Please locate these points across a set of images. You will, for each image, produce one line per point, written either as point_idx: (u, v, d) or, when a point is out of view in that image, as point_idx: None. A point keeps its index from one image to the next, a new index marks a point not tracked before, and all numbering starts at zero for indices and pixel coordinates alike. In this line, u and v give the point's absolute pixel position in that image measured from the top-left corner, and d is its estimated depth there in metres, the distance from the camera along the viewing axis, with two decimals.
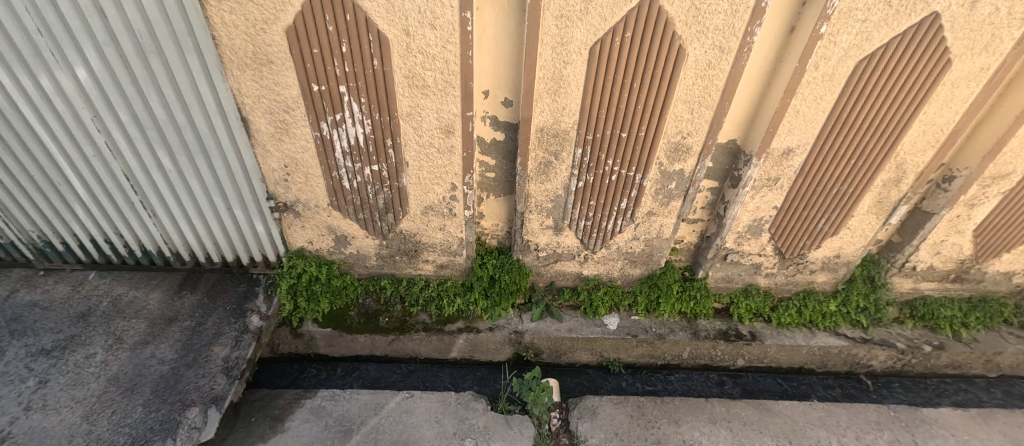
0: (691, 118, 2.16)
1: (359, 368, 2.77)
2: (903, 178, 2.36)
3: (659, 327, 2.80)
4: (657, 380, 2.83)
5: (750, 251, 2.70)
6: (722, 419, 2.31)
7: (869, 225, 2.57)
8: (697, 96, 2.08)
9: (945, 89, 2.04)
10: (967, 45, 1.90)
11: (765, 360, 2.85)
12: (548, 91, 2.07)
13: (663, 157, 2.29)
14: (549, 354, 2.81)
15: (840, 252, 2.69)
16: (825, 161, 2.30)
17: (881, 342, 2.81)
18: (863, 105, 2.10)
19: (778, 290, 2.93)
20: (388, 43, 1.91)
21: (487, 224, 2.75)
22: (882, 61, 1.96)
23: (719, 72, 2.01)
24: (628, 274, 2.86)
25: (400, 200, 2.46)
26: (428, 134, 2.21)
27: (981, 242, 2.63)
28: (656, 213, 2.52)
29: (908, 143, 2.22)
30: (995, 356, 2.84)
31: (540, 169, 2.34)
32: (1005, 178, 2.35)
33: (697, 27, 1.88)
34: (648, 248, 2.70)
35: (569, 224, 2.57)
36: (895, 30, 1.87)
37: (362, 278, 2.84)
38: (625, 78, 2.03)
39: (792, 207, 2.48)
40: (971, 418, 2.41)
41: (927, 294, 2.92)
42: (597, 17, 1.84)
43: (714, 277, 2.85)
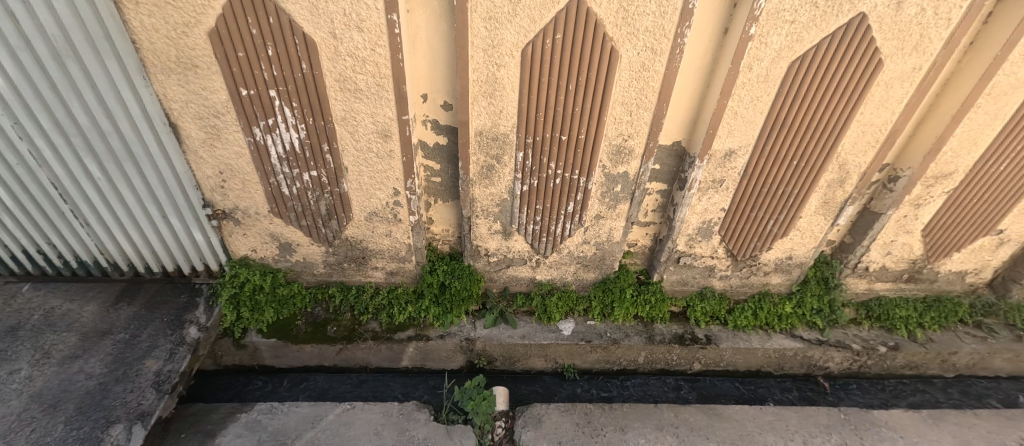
0: (631, 120, 2.14)
1: (307, 379, 2.69)
2: (847, 179, 2.36)
3: (614, 332, 2.76)
4: (613, 386, 2.79)
5: (702, 253, 2.68)
6: (669, 424, 2.27)
7: (818, 227, 2.56)
8: (634, 98, 2.07)
9: (879, 89, 2.04)
10: (896, 45, 1.90)
11: (722, 363, 2.82)
12: (483, 94, 2.05)
13: (606, 159, 2.27)
14: (503, 361, 2.76)
15: (792, 254, 2.69)
16: (767, 163, 2.29)
17: (837, 343, 2.79)
18: (799, 106, 2.10)
19: (734, 292, 2.91)
20: (315, 46, 1.87)
21: (437, 229, 2.70)
22: (815, 62, 1.96)
23: (653, 74, 2.00)
24: (582, 279, 2.83)
25: (342, 206, 2.41)
26: (366, 139, 2.17)
27: (931, 242, 2.63)
28: (605, 216, 2.50)
29: (848, 144, 2.22)
30: (950, 356, 2.82)
31: (482, 173, 2.30)
32: (948, 177, 2.35)
33: (627, 29, 1.86)
34: (600, 252, 2.67)
35: (517, 228, 2.54)
36: (824, 30, 1.87)
37: (310, 286, 2.78)
38: (561, 81, 2.01)
39: (739, 209, 2.48)
40: (921, 419, 2.39)
41: (881, 294, 2.93)
42: (526, 19, 1.82)
43: (668, 280, 2.83)
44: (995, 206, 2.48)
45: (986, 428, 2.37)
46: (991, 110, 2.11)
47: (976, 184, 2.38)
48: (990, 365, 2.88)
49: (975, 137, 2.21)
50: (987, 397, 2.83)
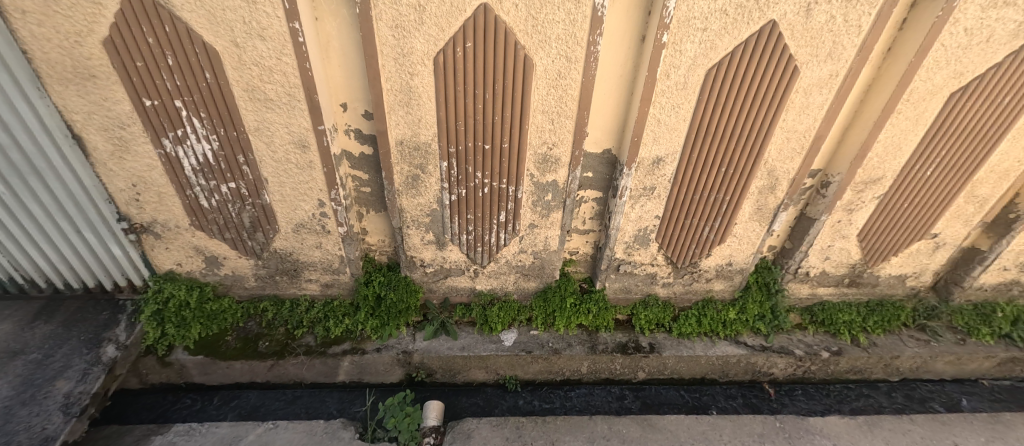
0: (553, 129, 2.11)
1: (239, 397, 2.61)
2: (777, 185, 2.35)
3: (556, 342, 2.71)
4: (556, 397, 2.74)
5: (642, 261, 2.65)
6: (601, 437, 2.23)
7: (754, 232, 2.55)
8: (553, 106, 2.04)
9: (799, 96, 2.04)
10: (810, 52, 1.91)
11: (666, 371, 2.79)
12: (399, 103, 2.00)
13: (533, 168, 2.24)
14: (443, 373, 2.69)
15: (731, 260, 2.67)
16: (695, 170, 2.28)
17: (781, 349, 2.77)
18: (721, 113, 2.09)
19: (678, 300, 2.89)
20: (217, 55, 1.81)
21: (372, 239, 2.64)
22: (731, 69, 1.96)
23: (570, 82, 1.97)
24: (523, 288, 2.79)
25: (267, 218, 2.34)
26: (282, 150, 2.10)
27: (868, 246, 2.63)
28: (539, 225, 2.45)
29: (774, 150, 2.22)
30: (893, 360, 2.82)
31: (408, 183, 2.25)
32: (877, 182, 2.35)
33: (538, 37, 1.84)
34: (538, 260, 2.62)
35: (450, 238, 2.48)
36: (736, 38, 1.87)
37: (243, 300, 2.71)
38: (478, 89, 1.97)
39: (674, 216, 2.45)
40: (856, 426, 2.37)
41: (825, 299, 2.92)
42: (434, 27, 1.79)
43: (611, 288, 2.80)
44: (927, 211, 2.48)
45: (920, 433, 2.35)
46: (912, 115, 2.12)
47: (906, 189, 2.38)
48: (933, 368, 2.88)
49: (899, 143, 2.21)
50: (930, 400, 2.83)
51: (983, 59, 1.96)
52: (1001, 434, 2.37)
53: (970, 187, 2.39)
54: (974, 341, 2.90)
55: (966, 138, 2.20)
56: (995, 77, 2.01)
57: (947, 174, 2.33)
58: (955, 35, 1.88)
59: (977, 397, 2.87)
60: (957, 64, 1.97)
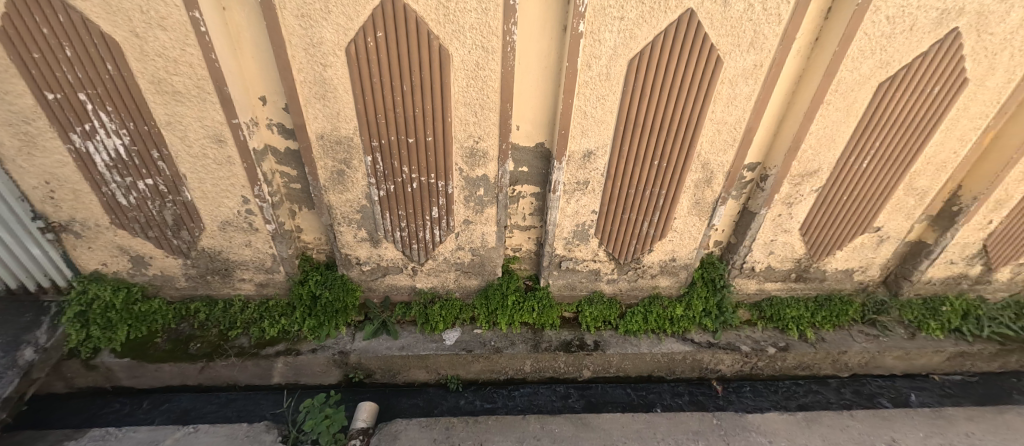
0: (477, 122, 2.06)
1: (171, 400, 2.54)
2: (713, 178, 2.32)
3: (498, 340, 2.66)
4: (499, 396, 2.69)
5: (583, 257, 2.61)
6: (531, 436, 2.18)
7: (694, 227, 2.51)
8: (475, 98, 1.99)
9: (725, 87, 2.01)
10: (732, 42, 1.88)
11: (611, 369, 2.74)
12: (315, 96, 1.94)
13: (461, 163, 2.19)
14: (383, 374, 2.63)
15: (674, 255, 2.64)
16: (628, 163, 2.25)
17: (727, 345, 2.74)
18: (649, 105, 2.06)
19: (625, 296, 2.85)
20: (117, 46, 1.73)
21: (308, 237, 2.57)
22: (653, 60, 1.92)
23: (490, 73, 1.92)
24: (465, 286, 2.73)
25: (189, 216, 2.27)
26: (198, 145, 2.04)
27: (811, 240, 2.60)
28: (473, 221, 2.41)
29: (706, 142, 2.19)
30: (841, 356, 2.79)
31: (333, 178, 2.19)
32: (814, 175, 2.33)
33: (452, 26, 1.78)
34: (477, 257, 2.58)
35: (384, 235, 2.43)
36: (655, 28, 1.83)
37: (175, 302, 2.64)
38: (394, 81, 1.91)
39: (611, 211, 2.41)
40: (795, 422, 2.34)
41: (773, 295, 2.89)
42: (341, 17, 1.73)
43: (555, 285, 2.76)
44: (867, 204, 2.45)
45: (859, 430, 2.31)
46: (842, 106, 2.09)
47: (844, 182, 2.36)
48: (883, 363, 2.86)
49: (832, 134, 2.18)
50: (878, 396, 2.80)
51: (909, 48, 1.93)
52: (941, 429, 2.34)
53: (909, 179, 2.36)
54: (923, 335, 2.88)
55: (899, 129, 2.18)
56: (922, 67, 1.98)
57: (883, 166, 2.31)
58: (877, 24, 1.85)
59: (926, 392, 2.85)
60: (883, 54, 1.94)
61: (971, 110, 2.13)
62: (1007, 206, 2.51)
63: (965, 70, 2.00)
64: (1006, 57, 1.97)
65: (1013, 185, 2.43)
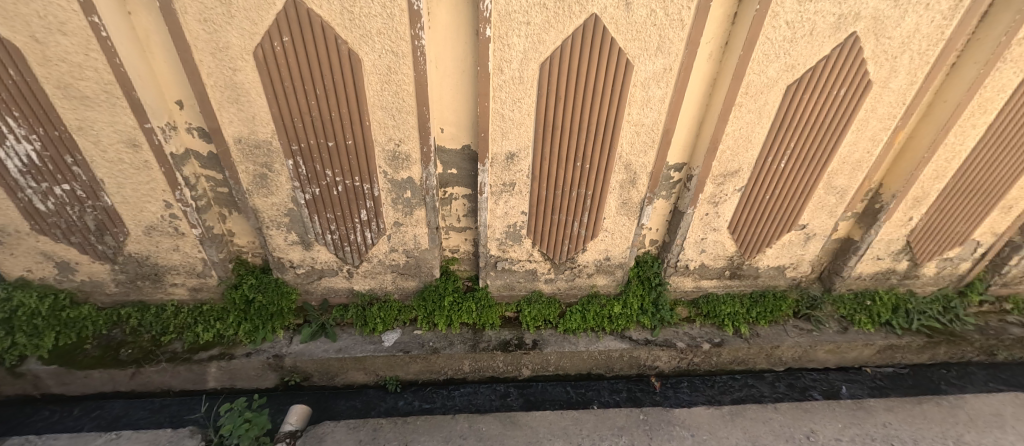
0: (396, 125, 2.07)
1: (102, 407, 2.53)
2: (637, 179, 2.37)
3: (437, 341, 2.68)
4: (438, 396, 2.71)
5: (518, 257, 2.64)
6: (457, 436, 2.20)
7: (625, 227, 2.56)
8: (391, 102, 2.01)
9: (638, 90, 2.07)
10: (639, 46, 1.93)
11: (550, 368, 2.78)
12: (228, 100, 1.94)
13: (385, 166, 2.20)
14: (320, 377, 2.63)
15: (608, 254, 2.68)
16: (552, 165, 2.28)
17: (664, 342, 2.79)
18: (565, 107, 2.10)
19: (565, 295, 2.89)
20: (17, 51, 1.68)
21: (241, 241, 2.55)
22: (564, 63, 1.96)
23: (403, 77, 1.94)
24: (403, 287, 2.74)
25: (112, 221, 2.27)
26: (113, 149, 2.03)
27: (741, 238, 2.67)
28: (404, 224, 2.42)
29: (626, 144, 2.23)
30: (774, 350, 2.86)
31: (256, 182, 2.18)
32: (735, 175, 2.39)
33: (359, 31, 1.80)
34: (412, 259, 2.59)
35: (315, 239, 2.42)
36: (563, 32, 1.87)
37: (108, 307, 2.61)
38: (307, 85, 1.92)
39: (540, 212, 2.44)
40: (719, 416, 2.39)
41: (710, 292, 2.96)
42: (246, 21, 1.73)
43: (494, 286, 2.79)
44: (790, 203, 2.52)
45: (780, 422, 2.37)
46: (754, 108, 2.16)
47: (764, 181, 2.42)
48: (816, 357, 2.93)
49: (747, 136, 2.25)
50: (811, 389, 2.88)
51: (811, 52, 2.00)
52: (859, 420, 2.40)
53: (828, 177, 2.44)
54: (856, 329, 2.96)
55: (811, 130, 2.25)
56: (826, 70, 2.05)
57: (801, 166, 2.38)
58: (778, 29, 1.91)
59: (857, 384, 2.94)
60: (787, 57, 2.01)
61: (879, 111, 2.20)
62: (926, 203, 2.59)
63: (868, 73, 2.07)
64: (905, 59, 2.04)
65: (929, 184, 2.51)
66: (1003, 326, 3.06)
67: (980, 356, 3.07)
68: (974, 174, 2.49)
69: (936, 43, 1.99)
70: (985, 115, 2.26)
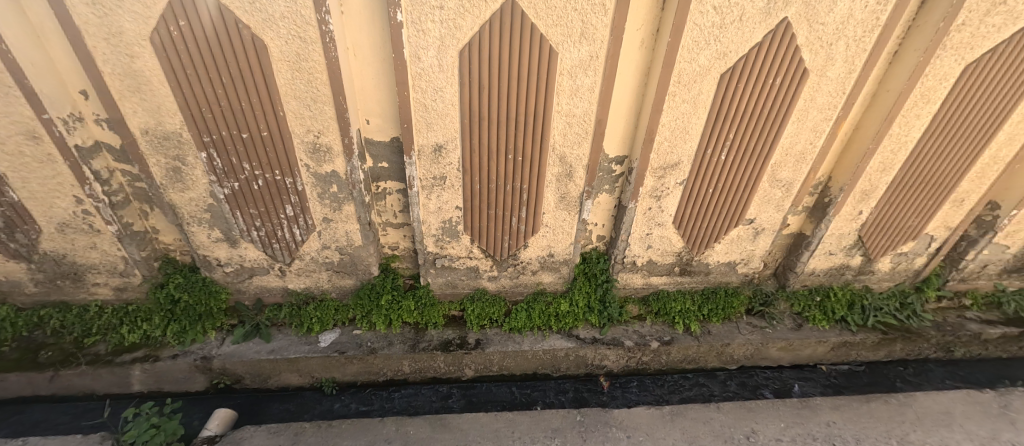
0: (313, 115, 1.98)
1: (21, 411, 2.41)
2: (574, 172, 2.29)
3: (376, 341, 2.59)
4: (377, 398, 2.62)
5: (458, 254, 2.56)
6: (383, 440, 2.12)
7: (566, 222, 2.48)
8: (304, 91, 1.91)
9: (566, 79, 1.98)
10: (562, 32, 1.85)
11: (494, 368, 2.70)
12: (130, 89, 1.83)
13: (306, 159, 2.10)
14: (252, 379, 2.54)
15: (551, 251, 2.60)
16: (483, 158, 2.19)
17: (611, 341, 2.72)
18: (491, 97, 2.01)
19: (511, 293, 2.82)
20: None
21: (166, 238, 2.45)
22: (484, 50, 1.87)
23: (314, 64, 1.84)
24: (340, 286, 2.64)
25: (22, 218, 2.16)
26: (11, 141, 1.91)
27: (687, 233, 2.60)
28: (333, 219, 2.33)
29: (558, 135, 2.15)
30: (725, 348, 2.79)
31: (170, 176, 2.09)
32: (675, 168, 2.32)
33: (261, 15, 1.69)
34: (347, 256, 2.50)
35: (240, 235, 2.32)
36: (479, 18, 1.79)
37: (29, 308, 2.50)
38: (211, 73, 1.81)
39: (476, 207, 2.36)
40: (659, 416, 2.32)
41: (661, 289, 2.89)
42: (138, 4, 1.60)
43: (436, 284, 2.70)
44: (735, 197, 2.46)
45: (722, 422, 2.31)
46: (689, 98, 2.08)
47: (705, 174, 2.35)
48: (769, 355, 2.87)
49: (684, 126, 2.18)
50: (763, 388, 2.82)
51: (742, 39, 1.92)
52: (803, 419, 2.34)
53: (771, 170, 2.37)
54: (809, 326, 2.90)
55: (749, 121, 2.18)
56: (759, 58, 1.98)
57: (742, 158, 2.32)
58: (706, 14, 1.83)
59: (810, 382, 2.87)
60: (718, 44, 1.93)
61: (819, 101, 2.14)
62: (874, 196, 2.52)
63: (803, 61, 2.00)
64: (842, 47, 1.97)
65: (876, 176, 2.44)
66: (961, 322, 3.00)
67: (937, 353, 3.02)
68: (923, 166, 2.42)
69: (872, 29, 1.92)
70: (929, 104, 2.19)
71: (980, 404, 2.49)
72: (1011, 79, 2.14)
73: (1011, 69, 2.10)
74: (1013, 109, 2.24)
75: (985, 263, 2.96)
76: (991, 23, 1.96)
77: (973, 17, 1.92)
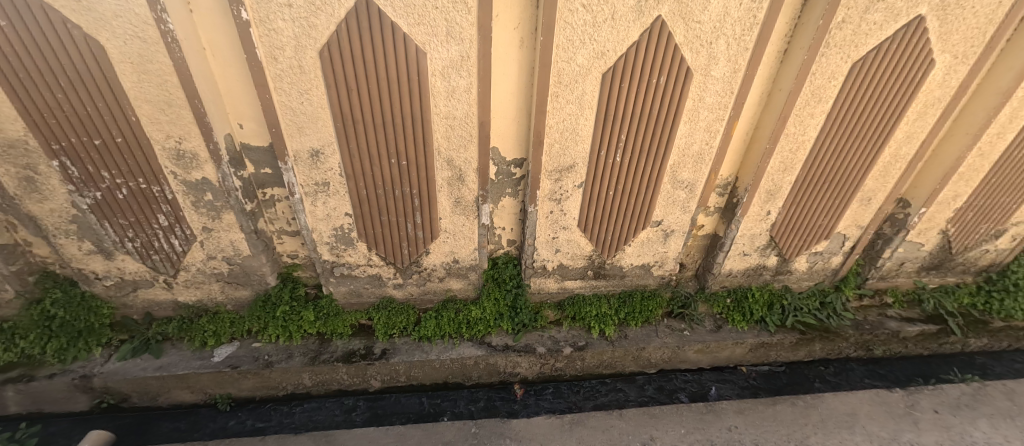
0: (170, 120, 1.87)
1: None
2: (465, 176, 2.21)
3: (274, 353, 2.48)
4: (276, 414, 2.51)
5: (356, 262, 2.47)
6: None
7: (465, 227, 2.41)
8: (157, 95, 1.80)
9: (439, 79, 1.90)
10: (427, 31, 1.76)
11: (402, 378, 2.61)
12: None
13: (171, 165, 2.00)
14: (140, 397, 2.43)
15: (455, 257, 2.53)
16: (365, 162, 2.10)
17: (523, 348, 2.64)
18: (362, 100, 1.92)
19: (420, 301, 2.74)
20: None
21: (42, 252, 2.24)
22: (346, 51, 1.77)
23: (161, 66, 1.72)
24: (235, 297, 2.54)
25: None
26: None
27: (595, 236, 2.54)
28: (214, 228, 2.22)
29: (441, 138, 2.07)
30: (641, 352, 2.75)
31: (23, 186, 1.95)
32: (570, 170, 2.26)
33: (91, 15, 1.55)
34: (236, 267, 2.39)
35: (114, 247, 2.21)
36: (335, 16, 1.67)
37: None
38: (45, 76, 1.66)
39: (367, 213, 2.27)
40: (558, 426, 2.26)
41: (577, 293, 2.83)
42: None
43: (339, 293, 2.61)
44: (637, 199, 2.41)
45: (622, 430, 2.25)
46: (573, 98, 2.02)
47: (603, 176, 2.30)
48: (686, 358, 2.83)
49: (573, 128, 2.12)
50: (679, 391, 2.77)
51: (618, 37, 1.86)
52: (704, 424, 2.30)
53: (670, 171, 2.32)
54: (729, 328, 2.86)
55: (640, 121, 2.13)
56: (638, 57, 1.92)
57: (640, 159, 2.26)
58: (576, 12, 1.76)
59: (728, 384, 2.84)
60: (594, 43, 1.86)
61: (707, 101, 2.09)
62: (780, 196, 2.49)
63: (685, 60, 1.95)
64: (722, 46, 1.92)
65: (779, 176, 2.41)
66: (881, 320, 2.99)
67: (857, 351, 3.00)
68: (824, 165, 2.39)
69: (750, 27, 1.87)
70: (821, 103, 2.15)
71: (887, 404, 2.47)
72: (900, 77, 2.10)
73: (900, 67, 2.06)
74: (908, 106, 2.21)
75: (901, 261, 2.96)
76: (873, 21, 1.90)
77: (852, 15, 1.86)
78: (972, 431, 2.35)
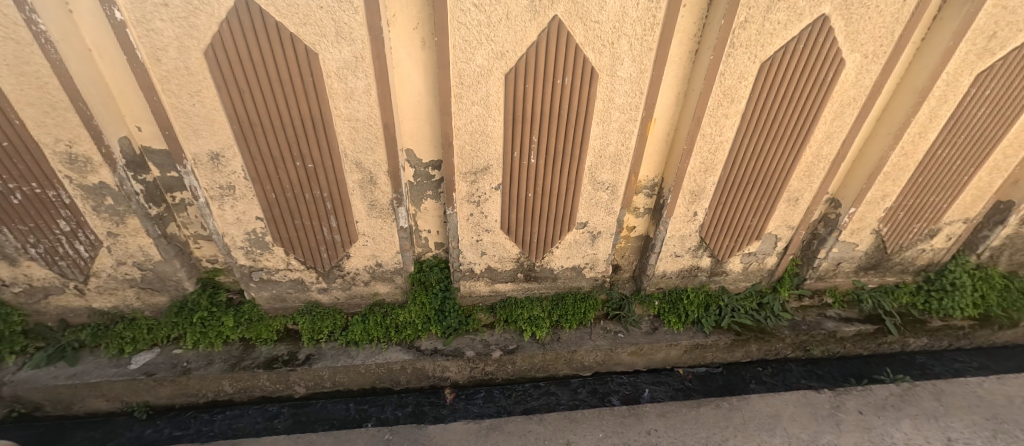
0: (56, 123, 1.80)
1: None
2: (376, 178, 2.18)
3: (193, 360, 2.43)
4: (195, 422, 2.47)
5: (275, 266, 2.45)
6: None
7: (384, 230, 2.39)
8: (38, 97, 1.72)
9: (335, 81, 1.85)
10: (315, 32, 1.69)
11: (326, 384, 2.58)
12: None
13: (65, 170, 1.94)
14: (53, 406, 2.39)
15: (378, 260, 2.51)
16: (270, 166, 2.07)
17: (452, 351, 2.62)
18: (257, 103, 1.87)
19: (348, 305, 2.71)
20: None
21: None
22: (232, 52, 1.69)
23: (39, 67, 1.63)
24: (152, 304, 2.51)
25: None
26: None
27: (519, 238, 2.52)
28: (119, 234, 2.20)
29: (345, 141, 2.04)
30: (573, 355, 2.72)
31: None
32: (485, 172, 2.23)
33: None
34: (149, 272, 2.37)
35: (17, 253, 2.15)
36: (214, 17, 1.59)
37: None
38: None
39: (279, 216, 2.25)
40: (474, 431, 2.25)
41: (510, 295, 2.81)
42: None
43: (262, 298, 2.58)
44: (558, 201, 2.38)
45: (538, 435, 2.23)
46: (478, 100, 1.98)
47: (520, 178, 2.27)
48: (620, 360, 2.81)
49: (482, 129, 2.08)
50: (612, 394, 2.75)
51: (517, 38, 1.81)
52: (624, 428, 2.29)
53: (589, 172, 2.30)
54: (664, 330, 2.84)
55: (551, 123, 2.10)
56: (540, 57, 1.89)
57: (555, 161, 2.24)
58: (468, 12, 1.70)
59: (662, 387, 2.83)
60: (493, 43, 1.81)
61: (617, 101, 2.06)
62: (704, 196, 2.48)
63: (588, 60, 1.91)
64: (625, 46, 1.88)
65: (700, 177, 2.39)
66: (819, 320, 2.98)
67: (795, 352, 2.99)
68: (745, 165, 2.38)
69: (652, 28, 1.83)
70: (734, 103, 2.13)
71: (812, 406, 2.46)
72: (812, 78, 2.08)
73: (810, 67, 2.04)
74: (823, 106, 2.19)
75: (838, 260, 2.95)
76: (777, 20, 1.86)
77: (754, 14, 1.82)
78: (893, 432, 2.34)
